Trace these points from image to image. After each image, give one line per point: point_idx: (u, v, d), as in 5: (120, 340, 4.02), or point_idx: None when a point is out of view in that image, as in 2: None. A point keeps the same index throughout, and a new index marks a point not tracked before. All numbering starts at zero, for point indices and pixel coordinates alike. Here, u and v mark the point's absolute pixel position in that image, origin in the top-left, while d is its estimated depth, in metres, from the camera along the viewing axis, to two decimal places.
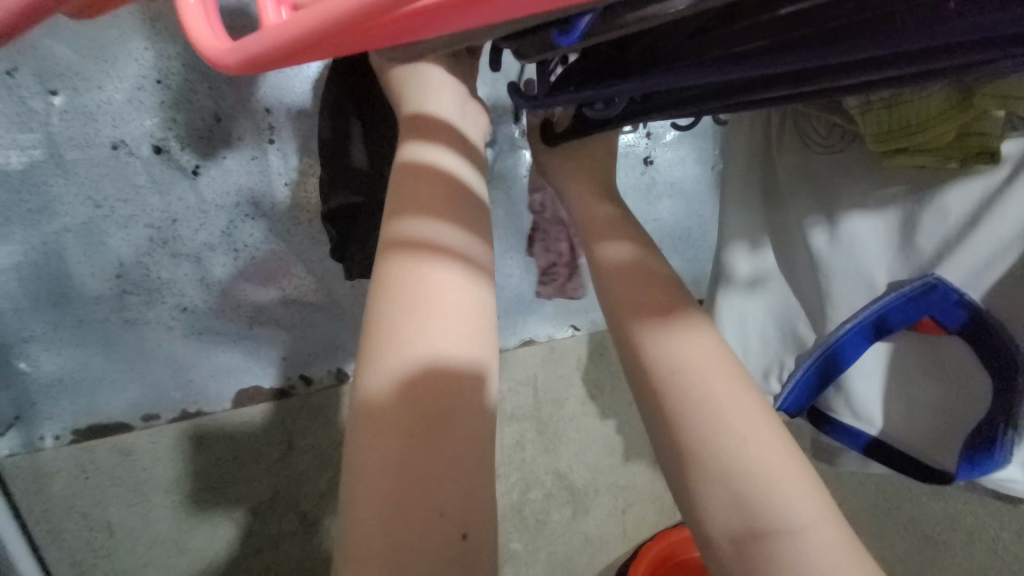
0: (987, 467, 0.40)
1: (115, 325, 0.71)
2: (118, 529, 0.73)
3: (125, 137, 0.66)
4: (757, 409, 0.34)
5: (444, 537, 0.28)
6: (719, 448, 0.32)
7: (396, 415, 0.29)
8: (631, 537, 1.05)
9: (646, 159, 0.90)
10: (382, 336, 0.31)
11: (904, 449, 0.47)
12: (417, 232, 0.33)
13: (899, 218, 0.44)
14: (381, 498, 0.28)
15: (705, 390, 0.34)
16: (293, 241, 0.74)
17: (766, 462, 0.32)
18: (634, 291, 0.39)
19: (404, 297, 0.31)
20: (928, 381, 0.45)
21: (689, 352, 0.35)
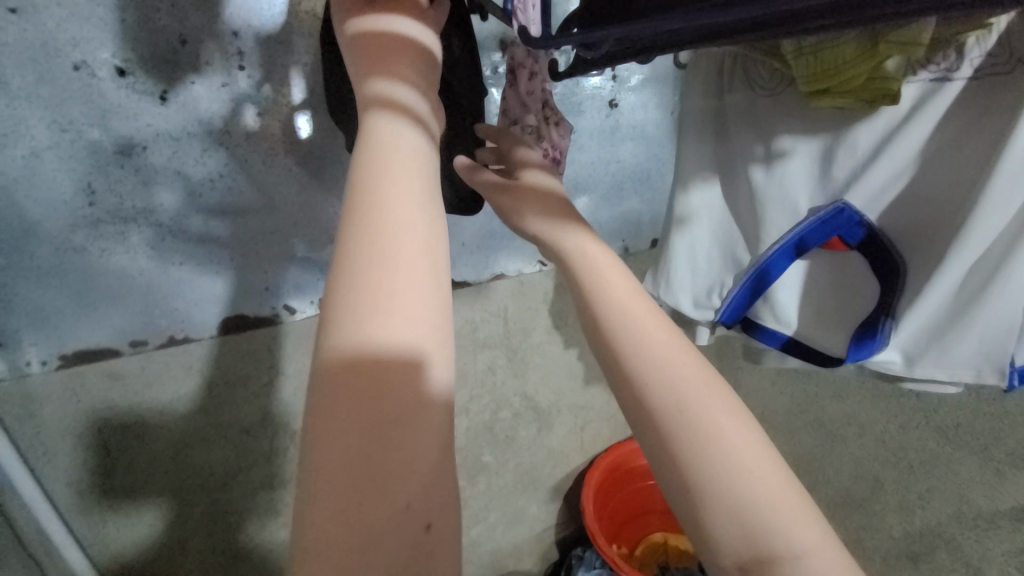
0: (870, 347, 0.59)
1: (94, 254, 0.72)
2: (113, 447, 0.80)
3: (87, 58, 0.63)
4: (754, 434, 0.33)
5: (411, 532, 0.26)
6: (718, 470, 0.31)
7: (359, 399, 0.26)
8: (587, 448, 1.22)
9: (611, 102, 0.93)
10: (353, 267, 0.29)
11: (813, 343, 0.65)
12: (386, 151, 0.33)
13: (822, 148, 0.56)
14: (340, 487, 0.25)
15: (704, 412, 0.32)
16: (268, 174, 0.76)
17: (764, 485, 0.31)
18: (608, 290, 0.38)
19: (374, 190, 0.31)
20: (833, 289, 0.63)
21: (673, 360, 0.34)
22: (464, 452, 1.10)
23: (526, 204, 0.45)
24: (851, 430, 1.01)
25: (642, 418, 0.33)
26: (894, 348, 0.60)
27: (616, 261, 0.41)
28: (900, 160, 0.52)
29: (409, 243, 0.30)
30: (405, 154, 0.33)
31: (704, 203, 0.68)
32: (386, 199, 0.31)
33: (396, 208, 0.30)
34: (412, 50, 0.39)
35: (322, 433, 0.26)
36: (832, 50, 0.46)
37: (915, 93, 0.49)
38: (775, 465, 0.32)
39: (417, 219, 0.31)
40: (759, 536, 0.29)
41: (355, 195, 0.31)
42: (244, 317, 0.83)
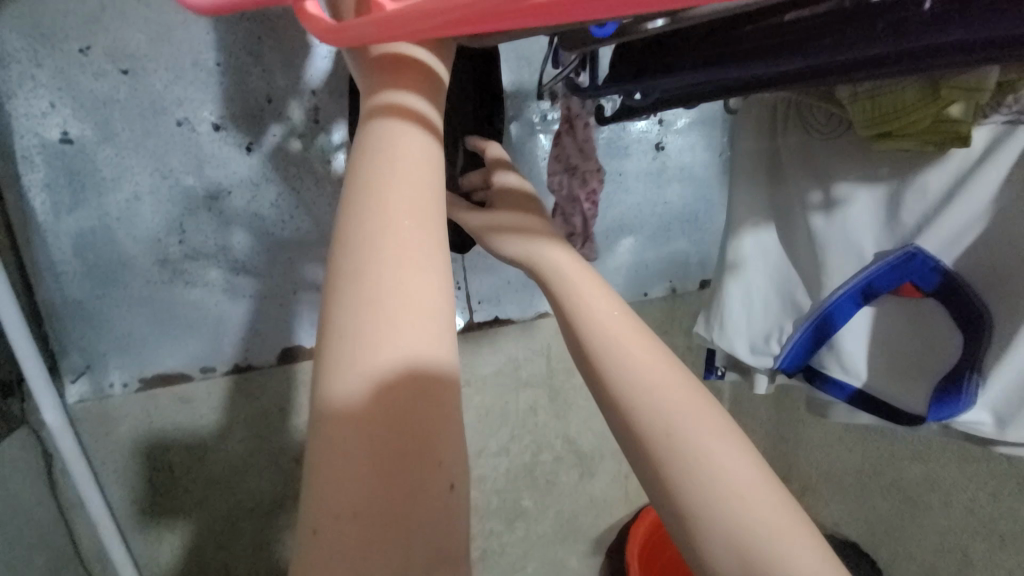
0: (956, 406, 0.55)
1: (177, 287, 0.79)
2: (176, 469, 0.84)
3: (189, 114, 0.72)
4: (749, 462, 0.31)
5: (435, 498, 0.28)
6: (710, 497, 0.30)
7: (368, 389, 0.27)
8: (631, 498, 1.17)
9: (657, 145, 0.96)
10: (346, 286, 0.29)
11: (883, 396, 0.64)
12: (387, 171, 0.32)
13: (887, 193, 0.60)
14: (345, 498, 0.26)
15: (697, 440, 0.31)
16: (332, 215, 0.82)
17: (762, 517, 0.29)
18: (592, 311, 0.37)
19: (367, 212, 0.30)
20: (909, 337, 0.61)
21: (662, 386, 0.33)
22: (504, 495, 1.07)
23: (506, 227, 0.44)
24: (935, 497, 0.90)
25: (635, 447, 0.33)
26: (983, 409, 0.54)
27: (600, 277, 0.40)
28: (974, 206, 0.53)
29: (401, 243, 0.30)
30: (412, 178, 0.32)
31: (760, 243, 0.71)
32: (382, 215, 0.30)
33: (390, 220, 0.30)
34: (417, 60, 0.37)
35: (340, 426, 0.27)
36: (892, 95, 0.48)
37: (987, 137, 0.52)
38: (772, 493, 0.31)
39: (415, 231, 0.31)
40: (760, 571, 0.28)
41: (352, 207, 0.31)
42: (300, 348, 0.87)
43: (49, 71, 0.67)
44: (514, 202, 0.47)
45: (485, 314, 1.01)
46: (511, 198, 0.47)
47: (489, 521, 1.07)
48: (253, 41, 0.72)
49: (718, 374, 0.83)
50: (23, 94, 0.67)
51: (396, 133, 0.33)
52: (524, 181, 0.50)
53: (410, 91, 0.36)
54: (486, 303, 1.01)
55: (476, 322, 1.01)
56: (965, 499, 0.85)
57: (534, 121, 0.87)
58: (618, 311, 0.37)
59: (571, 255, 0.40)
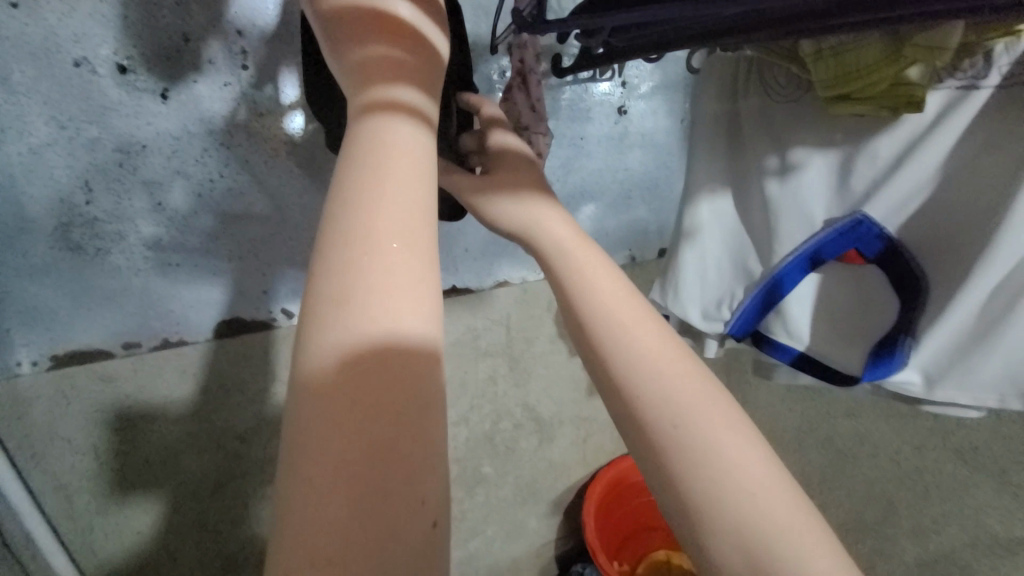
0: (891, 366, 0.58)
1: (89, 255, 0.71)
2: (103, 451, 0.77)
3: (89, 54, 0.62)
4: (763, 458, 0.29)
5: (415, 527, 0.24)
6: (721, 491, 0.27)
7: (344, 372, 0.25)
8: (588, 460, 1.19)
9: (619, 108, 0.92)
10: (330, 270, 0.27)
11: (824, 358, 0.65)
12: (380, 138, 0.32)
13: (839, 158, 0.59)
14: (315, 493, 0.23)
15: (704, 427, 0.29)
16: (267, 175, 0.75)
17: (779, 516, 0.27)
18: (598, 290, 0.35)
19: (355, 198, 0.29)
20: (849, 304, 0.63)
21: (664, 367, 0.31)
22: (464, 463, 1.07)
23: (502, 196, 0.42)
24: (865, 450, 0.97)
25: (642, 448, 0.30)
26: (912, 369, 0.58)
27: (605, 258, 0.38)
28: (921, 172, 0.53)
29: (387, 228, 0.28)
30: (403, 165, 0.31)
31: (714, 207, 0.70)
32: (371, 199, 0.29)
33: (377, 203, 0.29)
34: (402, 27, 0.37)
35: (312, 444, 0.24)
36: (854, 53, 0.47)
37: (941, 101, 0.51)
38: (786, 490, 0.28)
39: (403, 216, 0.29)
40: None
41: (340, 199, 0.29)
42: (241, 320, 0.81)
43: None
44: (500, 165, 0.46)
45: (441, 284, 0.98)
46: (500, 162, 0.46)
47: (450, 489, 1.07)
48: None
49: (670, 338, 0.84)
50: None
51: (390, 100, 0.34)
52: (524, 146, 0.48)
53: (399, 48, 0.36)
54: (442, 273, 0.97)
55: None
56: (892, 451, 0.94)
57: (492, 79, 0.81)
58: (622, 286, 0.36)
59: (573, 228, 0.39)
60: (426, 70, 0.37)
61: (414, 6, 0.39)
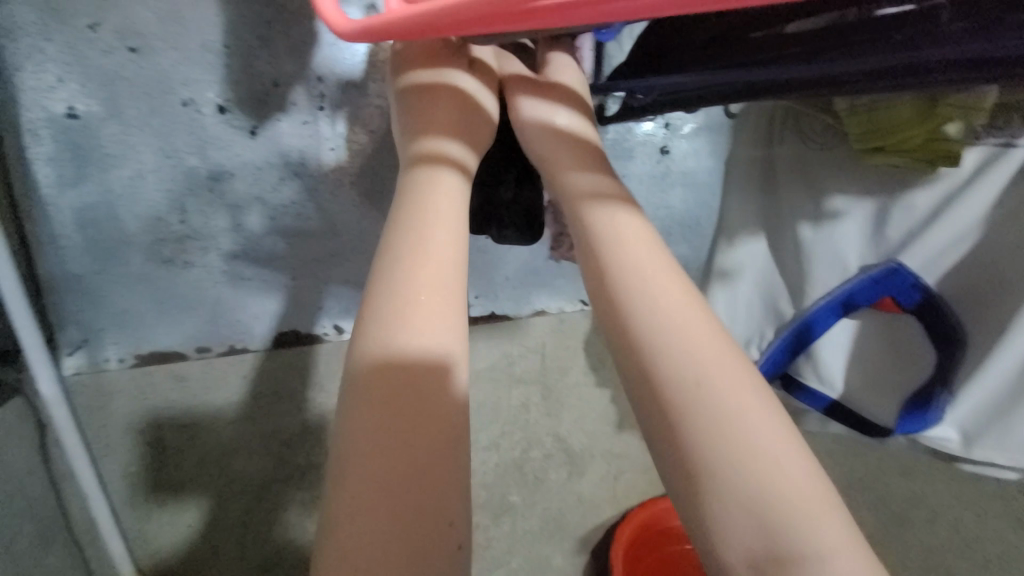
0: (928, 421, 0.56)
1: (175, 267, 0.80)
2: (168, 445, 0.84)
3: (195, 96, 0.73)
4: (780, 428, 0.33)
5: (434, 498, 0.33)
6: (733, 455, 0.32)
7: (384, 381, 0.35)
8: (620, 500, 1.14)
9: (662, 148, 0.96)
10: (380, 299, 0.38)
11: (856, 407, 0.64)
12: (432, 187, 0.44)
13: (875, 208, 0.59)
14: (360, 469, 0.33)
15: (723, 400, 0.33)
16: (332, 203, 0.82)
17: (785, 479, 0.31)
18: (642, 274, 0.40)
19: (404, 246, 0.40)
20: (883, 353, 0.62)
21: (688, 343, 0.36)
22: (492, 489, 1.08)
23: (575, 182, 0.46)
24: (921, 514, 0.91)
25: (660, 418, 0.34)
26: (949, 425, 0.56)
27: (656, 244, 0.42)
28: (958, 224, 0.54)
29: (424, 273, 0.39)
30: (444, 214, 0.42)
31: (746, 247, 0.71)
32: (415, 249, 0.40)
33: (420, 250, 0.40)
34: (461, 95, 0.50)
35: (358, 433, 0.34)
36: (888, 110, 0.49)
37: (979, 157, 0.52)
38: (799, 457, 0.32)
39: (438, 260, 0.40)
40: (784, 544, 0.29)
41: (394, 242, 0.41)
42: (296, 333, 0.87)
43: (58, 44, 0.68)
44: (577, 153, 0.48)
45: (480, 309, 1.03)
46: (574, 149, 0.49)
47: (477, 514, 1.08)
48: (263, 25, 0.72)
49: None
50: (28, 66, 0.68)
51: (441, 149, 0.46)
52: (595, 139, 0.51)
53: (455, 111, 0.49)
54: (483, 299, 1.03)
55: (473, 316, 1.03)
56: (951, 518, 0.89)
57: None
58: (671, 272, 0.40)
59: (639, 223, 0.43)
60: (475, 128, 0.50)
61: (472, 79, 0.52)
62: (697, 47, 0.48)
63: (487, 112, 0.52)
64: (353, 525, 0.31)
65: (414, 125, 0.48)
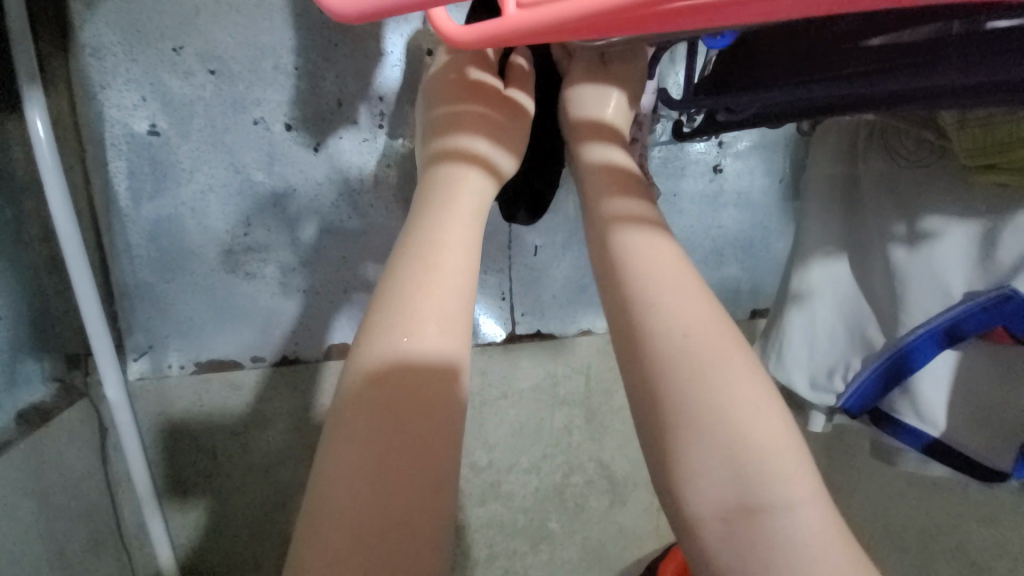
0: None
1: (237, 277, 0.82)
2: (221, 453, 0.86)
3: (265, 114, 0.76)
4: (763, 403, 0.37)
5: (417, 499, 0.34)
6: (717, 431, 0.35)
7: (386, 383, 0.36)
8: (663, 533, 1.10)
9: (715, 167, 0.94)
10: (396, 295, 0.39)
11: (964, 448, 0.59)
12: (453, 184, 0.45)
13: (981, 229, 0.54)
14: (351, 463, 0.34)
15: (711, 391, 0.36)
16: (387, 218, 0.83)
17: (764, 449, 0.35)
18: (646, 267, 0.41)
19: (422, 245, 0.41)
20: (995, 387, 0.57)
21: (682, 331, 0.39)
22: (531, 514, 1.05)
23: (600, 191, 0.48)
24: None
25: (648, 401, 0.38)
26: None
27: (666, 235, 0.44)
28: None
29: (439, 277, 0.40)
30: (462, 215, 0.43)
31: (827, 267, 0.67)
32: (432, 248, 0.41)
33: (435, 251, 0.41)
34: (493, 101, 0.54)
35: (351, 430, 0.35)
36: (1005, 128, 0.46)
37: None
38: (780, 426, 0.37)
39: (455, 264, 0.41)
40: (754, 497, 0.34)
41: (411, 239, 0.42)
42: (342, 347, 0.87)
43: (142, 66, 0.72)
44: (614, 181, 0.49)
45: (526, 327, 1.02)
46: (614, 177, 0.49)
47: (515, 539, 1.05)
48: (330, 47, 0.75)
49: None
50: (117, 87, 0.73)
51: (465, 146, 0.48)
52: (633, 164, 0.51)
53: (485, 114, 0.52)
54: (529, 316, 1.02)
55: (518, 334, 1.02)
56: None
57: None
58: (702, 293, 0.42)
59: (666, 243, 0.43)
60: (501, 130, 0.53)
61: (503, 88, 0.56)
62: (792, 61, 0.46)
63: (518, 120, 0.55)
64: (338, 513, 0.33)
65: (439, 123, 0.51)
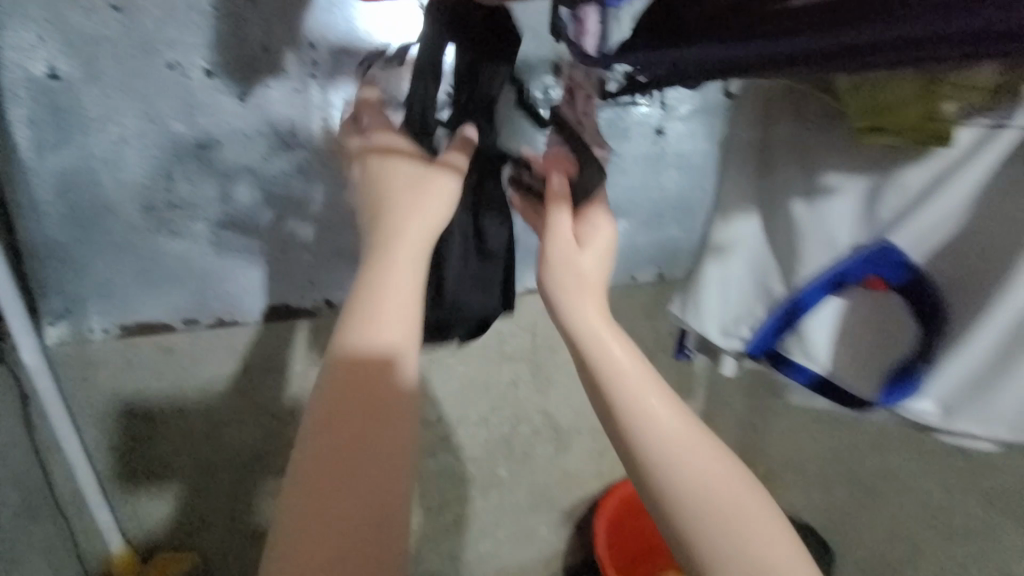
0: (906, 392, 0.58)
1: (161, 235, 0.78)
2: (155, 416, 0.86)
3: (181, 59, 0.70)
4: (756, 500, 0.40)
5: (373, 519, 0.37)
6: (721, 536, 0.39)
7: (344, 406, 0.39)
8: (602, 473, 1.19)
9: (657, 129, 0.95)
10: (354, 311, 0.41)
11: (839, 382, 0.64)
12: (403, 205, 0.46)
13: (868, 186, 0.58)
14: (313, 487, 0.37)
15: (706, 497, 0.40)
16: (324, 175, 0.80)
17: (765, 545, 0.39)
18: (626, 379, 0.43)
19: (376, 263, 0.43)
20: (870, 329, 0.61)
21: (672, 440, 0.41)
22: (479, 463, 1.11)
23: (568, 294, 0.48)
24: None
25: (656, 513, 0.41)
26: (928, 398, 0.57)
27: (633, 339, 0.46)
28: (949, 204, 0.53)
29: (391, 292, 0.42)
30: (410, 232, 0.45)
31: (744, 221, 0.71)
32: (384, 266, 0.43)
33: (387, 268, 0.43)
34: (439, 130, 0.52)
35: (314, 453, 0.38)
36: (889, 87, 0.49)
37: (973, 135, 0.50)
38: (775, 520, 0.40)
39: (405, 279, 0.43)
40: None
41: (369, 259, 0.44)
42: (288, 307, 0.86)
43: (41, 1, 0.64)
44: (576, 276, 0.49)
45: None
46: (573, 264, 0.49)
47: (465, 487, 1.11)
48: None
49: (688, 353, 0.85)
50: (12, 25, 0.64)
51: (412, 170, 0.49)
52: (598, 241, 0.51)
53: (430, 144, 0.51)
54: None
55: None
56: None
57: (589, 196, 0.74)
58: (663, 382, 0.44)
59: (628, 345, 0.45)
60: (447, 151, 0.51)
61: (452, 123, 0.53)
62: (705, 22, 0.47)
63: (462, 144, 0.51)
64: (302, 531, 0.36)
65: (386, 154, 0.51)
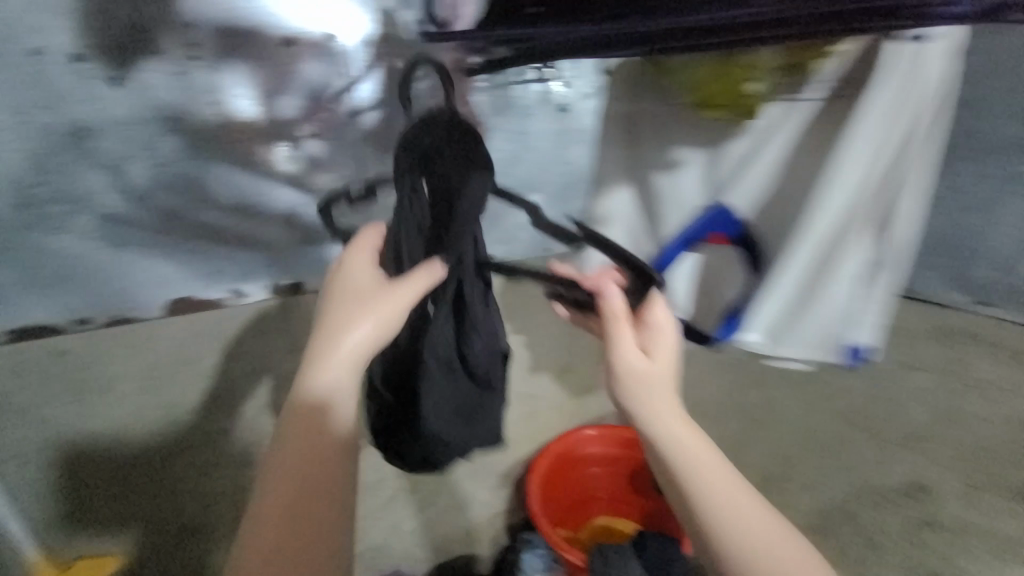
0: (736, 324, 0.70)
1: (41, 232, 0.73)
2: (53, 419, 0.86)
3: (46, 44, 0.66)
4: (772, 521, 0.53)
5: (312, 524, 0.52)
6: (749, 542, 0.51)
7: (297, 450, 0.52)
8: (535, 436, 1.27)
9: (560, 107, 1.00)
10: (303, 368, 0.54)
11: (694, 322, 0.75)
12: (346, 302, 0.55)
13: (706, 155, 0.66)
14: (275, 507, 0.51)
15: (735, 513, 0.52)
16: (220, 163, 0.77)
17: (778, 551, 0.51)
18: (667, 427, 0.57)
19: (321, 340, 0.54)
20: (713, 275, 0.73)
21: (709, 475, 0.54)
22: None
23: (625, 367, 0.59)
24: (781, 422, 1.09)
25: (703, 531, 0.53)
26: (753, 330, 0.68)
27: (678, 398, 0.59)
28: (766, 165, 0.63)
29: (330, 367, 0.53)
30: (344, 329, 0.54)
31: (612, 194, 0.75)
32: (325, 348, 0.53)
33: (328, 351, 0.53)
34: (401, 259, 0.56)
35: (274, 484, 0.52)
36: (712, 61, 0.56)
37: (776, 110, 0.60)
38: (786, 531, 0.52)
39: (341, 362, 0.53)
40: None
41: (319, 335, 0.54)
42: (189, 300, 0.84)
43: None
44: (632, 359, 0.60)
45: None
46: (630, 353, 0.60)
47: None
48: None
49: None
50: None
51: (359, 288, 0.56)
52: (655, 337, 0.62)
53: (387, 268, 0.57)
54: None
55: None
56: None
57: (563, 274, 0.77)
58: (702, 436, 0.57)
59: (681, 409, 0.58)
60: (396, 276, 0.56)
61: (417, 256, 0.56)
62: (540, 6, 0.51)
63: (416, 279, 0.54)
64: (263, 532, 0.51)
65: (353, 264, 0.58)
